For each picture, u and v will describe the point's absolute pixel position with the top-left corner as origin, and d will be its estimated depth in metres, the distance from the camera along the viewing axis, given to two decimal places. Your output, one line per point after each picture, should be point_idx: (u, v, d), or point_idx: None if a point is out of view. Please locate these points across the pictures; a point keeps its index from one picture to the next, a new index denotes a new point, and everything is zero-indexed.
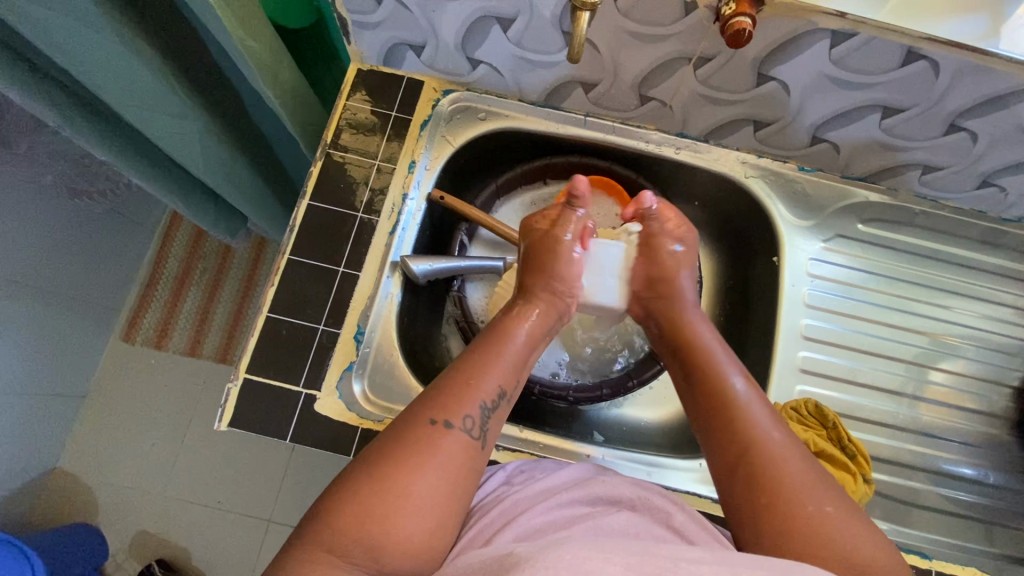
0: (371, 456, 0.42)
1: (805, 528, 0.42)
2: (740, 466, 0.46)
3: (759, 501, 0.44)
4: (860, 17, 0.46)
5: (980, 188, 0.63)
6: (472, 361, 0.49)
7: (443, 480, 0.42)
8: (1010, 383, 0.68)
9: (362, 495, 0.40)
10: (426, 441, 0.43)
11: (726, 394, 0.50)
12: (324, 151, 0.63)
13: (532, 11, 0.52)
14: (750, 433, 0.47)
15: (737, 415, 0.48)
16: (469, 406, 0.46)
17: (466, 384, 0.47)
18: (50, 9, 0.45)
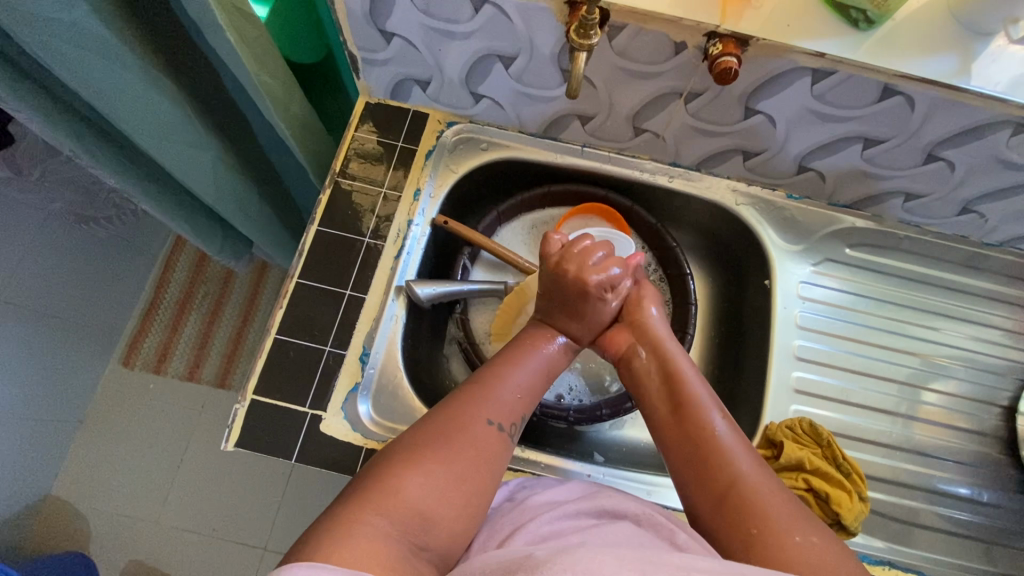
0: (433, 434, 0.44)
1: (793, 560, 0.40)
2: (723, 509, 0.45)
3: (749, 541, 0.42)
4: (838, 56, 0.49)
5: (961, 214, 0.66)
6: (514, 367, 0.53)
7: (489, 477, 0.45)
8: (1000, 403, 0.69)
9: (431, 468, 0.42)
10: (485, 438, 0.46)
11: (708, 432, 0.49)
12: (333, 180, 0.66)
13: (532, 50, 0.55)
14: (731, 470, 0.46)
15: (721, 452, 0.48)
16: (516, 416, 0.49)
17: (514, 392, 0.51)
18: (81, 48, 0.48)
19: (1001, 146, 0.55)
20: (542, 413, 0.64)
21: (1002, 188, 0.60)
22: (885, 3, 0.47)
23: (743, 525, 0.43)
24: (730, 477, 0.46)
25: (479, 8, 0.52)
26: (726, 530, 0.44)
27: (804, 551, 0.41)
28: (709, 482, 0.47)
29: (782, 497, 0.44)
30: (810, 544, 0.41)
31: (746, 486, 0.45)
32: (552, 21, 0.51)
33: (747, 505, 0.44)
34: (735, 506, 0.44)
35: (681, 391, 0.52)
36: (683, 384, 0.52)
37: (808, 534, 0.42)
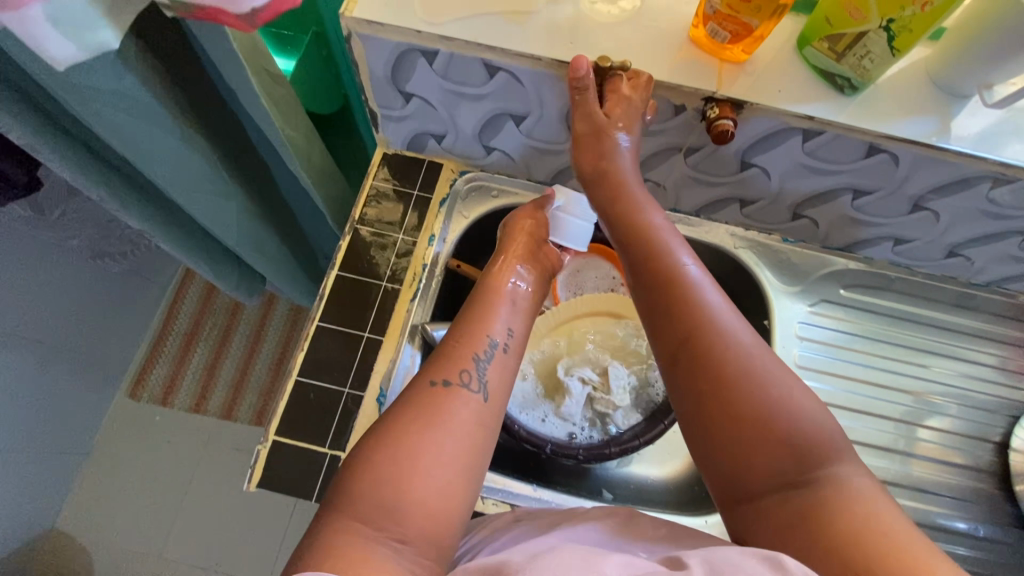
0: (385, 421, 0.46)
1: (747, 408, 0.46)
2: (687, 358, 0.49)
3: (706, 388, 0.48)
4: (825, 119, 0.53)
5: (948, 257, 0.69)
6: (465, 328, 0.56)
7: (454, 435, 0.46)
8: (994, 439, 0.72)
9: (384, 467, 0.43)
10: (432, 398, 0.48)
11: (675, 282, 0.52)
12: (352, 227, 0.69)
13: (542, 110, 0.60)
14: (698, 321, 0.50)
15: (685, 303, 0.51)
16: (465, 362, 0.52)
17: (462, 347, 0.53)
18: (124, 113, 0.52)
19: (982, 198, 0.58)
20: (553, 452, 0.65)
21: (986, 235, 0.64)
22: (867, 72, 0.51)
23: (709, 375, 0.48)
24: (697, 328, 0.50)
25: (492, 74, 0.56)
26: (691, 382, 0.49)
27: (767, 399, 0.46)
28: (674, 335, 0.51)
29: (752, 343, 0.49)
30: (773, 385, 0.47)
31: (712, 338, 0.49)
32: (561, 85, 0.55)
33: (712, 357, 0.48)
34: (700, 358, 0.49)
35: (652, 248, 0.55)
36: (656, 246, 0.55)
37: (773, 378, 0.47)
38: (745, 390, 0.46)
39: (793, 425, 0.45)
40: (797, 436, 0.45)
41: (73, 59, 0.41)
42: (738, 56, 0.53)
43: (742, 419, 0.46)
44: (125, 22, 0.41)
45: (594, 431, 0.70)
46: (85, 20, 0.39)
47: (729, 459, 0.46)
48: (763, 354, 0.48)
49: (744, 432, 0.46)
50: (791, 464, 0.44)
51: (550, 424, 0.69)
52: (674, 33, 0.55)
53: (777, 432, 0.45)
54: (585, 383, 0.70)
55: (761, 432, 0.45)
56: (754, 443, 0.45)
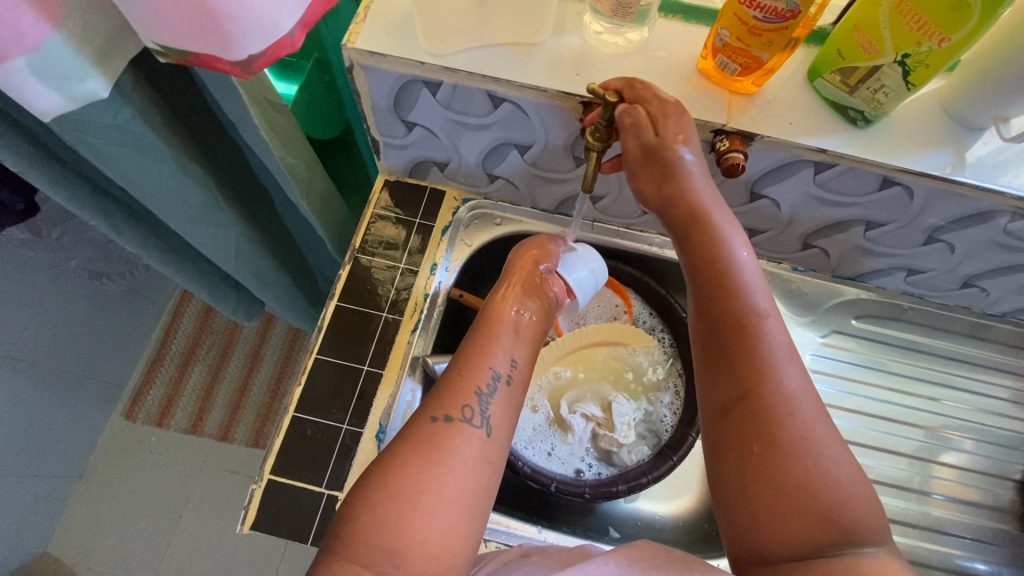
0: (381, 460, 0.43)
1: (796, 479, 0.42)
2: (743, 409, 0.45)
3: (757, 444, 0.44)
4: (838, 152, 0.52)
5: (963, 288, 0.68)
6: (465, 359, 0.50)
7: (456, 477, 0.42)
8: (1013, 476, 0.70)
9: (384, 505, 0.40)
10: (432, 437, 0.44)
11: (747, 327, 0.47)
12: (353, 255, 0.68)
13: (547, 140, 0.58)
14: (761, 376, 0.45)
15: (753, 354, 0.46)
16: (468, 396, 0.47)
17: (464, 379, 0.48)
18: (120, 146, 0.51)
19: (998, 231, 0.57)
20: (558, 490, 0.63)
21: (1002, 267, 0.62)
22: (880, 105, 0.50)
23: (761, 434, 0.44)
24: (760, 384, 0.45)
25: (497, 104, 0.55)
26: (740, 435, 0.45)
27: (818, 477, 0.42)
28: (732, 384, 0.46)
29: (814, 413, 0.44)
30: (829, 462, 0.43)
31: (774, 401, 0.44)
32: (567, 117, 0.55)
33: (771, 417, 0.44)
34: (757, 414, 0.44)
35: (725, 282, 0.49)
36: (729, 280, 0.49)
37: (831, 454, 0.43)
38: (799, 460, 0.42)
39: (837, 508, 0.41)
40: (838, 521, 0.41)
41: (60, 109, 0.40)
42: (747, 87, 0.52)
43: (785, 487, 0.42)
44: (119, 61, 0.40)
45: (602, 467, 0.68)
46: (70, 71, 0.37)
47: (760, 524, 0.42)
48: (821, 428, 0.44)
49: (783, 500, 0.42)
50: (823, 545, 0.41)
51: (556, 458, 0.68)
52: (681, 64, 0.54)
53: (819, 511, 0.41)
54: (588, 419, 0.68)
55: (799, 507, 0.41)
56: (793, 515, 0.41)
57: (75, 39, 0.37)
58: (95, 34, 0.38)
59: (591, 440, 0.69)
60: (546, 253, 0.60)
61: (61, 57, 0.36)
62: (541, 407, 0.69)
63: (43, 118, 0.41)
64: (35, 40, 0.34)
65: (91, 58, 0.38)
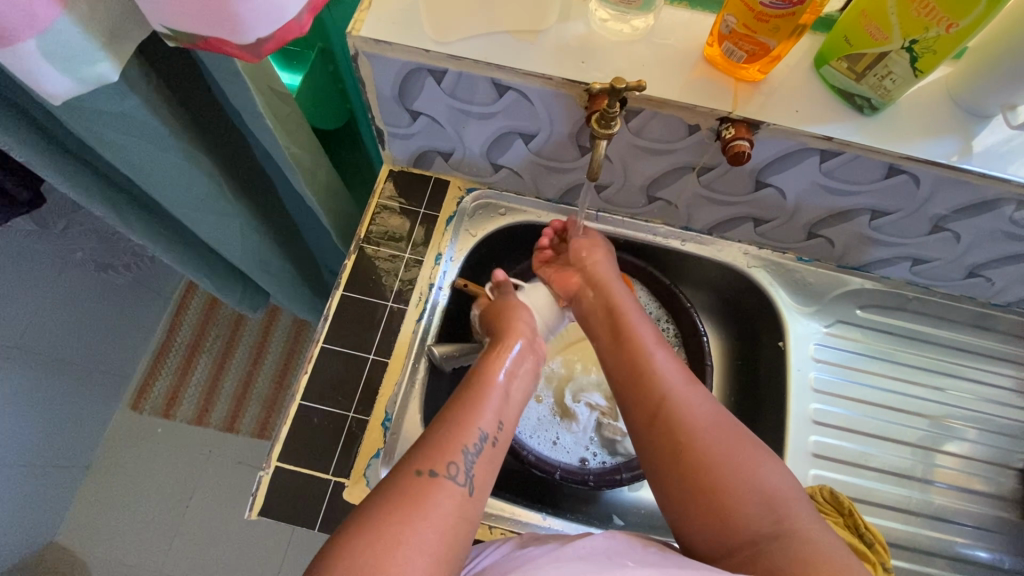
0: (362, 512, 0.42)
1: (716, 463, 0.49)
2: (661, 421, 0.52)
3: (677, 447, 0.51)
4: (845, 140, 0.52)
5: (968, 278, 0.67)
6: (451, 416, 0.50)
7: (436, 533, 0.42)
8: (1015, 465, 0.70)
9: (362, 552, 0.39)
10: (415, 492, 0.43)
11: (645, 354, 0.57)
12: (358, 246, 0.68)
13: (552, 129, 0.58)
14: (668, 394, 0.54)
15: (655, 376, 0.55)
16: (455, 454, 0.47)
17: (451, 436, 0.48)
18: (127, 134, 0.51)
19: (1004, 220, 0.57)
20: (563, 478, 0.63)
21: (1007, 256, 0.62)
22: (888, 92, 0.49)
23: (680, 443, 0.51)
24: (666, 397, 0.54)
25: (502, 92, 0.55)
26: (664, 448, 0.51)
27: (734, 469, 0.48)
28: (646, 406, 0.54)
29: (712, 409, 0.53)
30: (735, 443, 0.50)
31: (679, 414, 0.52)
32: (571, 105, 0.54)
33: (681, 428, 0.51)
34: (670, 421, 0.52)
35: (623, 327, 0.60)
36: (627, 326, 0.60)
37: (736, 438, 0.50)
38: (711, 446, 0.50)
39: (759, 486, 0.47)
40: (765, 489, 0.47)
41: (71, 92, 0.40)
42: (753, 75, 0.52)
43: (710, 486, 0.48)
44: (128, 45, 0.41)
45: (606, 455, 0.69)
46: (82, 54, 0.38)
47: (701, 525, 0.48)
48: (723, 422, 0.52)
49: (712, 497, 0.48)
50: (759, 530, 0.46)
51: (561, 447, 0.68)
52: (687, 52, 0.54)
53: (743, 497, 0.47)
54: (592, 408, 0.70)
55: (726, 486, 0.48)
56: (726, 508, 0.47)
57: (85, 22, 0.37)
58: (105, 17, 0.38)
59: (596, 428, 0.70)
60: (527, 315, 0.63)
61: (73, 40, 0.36)
62: (545, 398, 0.70)
63: (53, 103, 0.41)
64: (46, 21, 0.34)
65: (99, 40, 0.38)
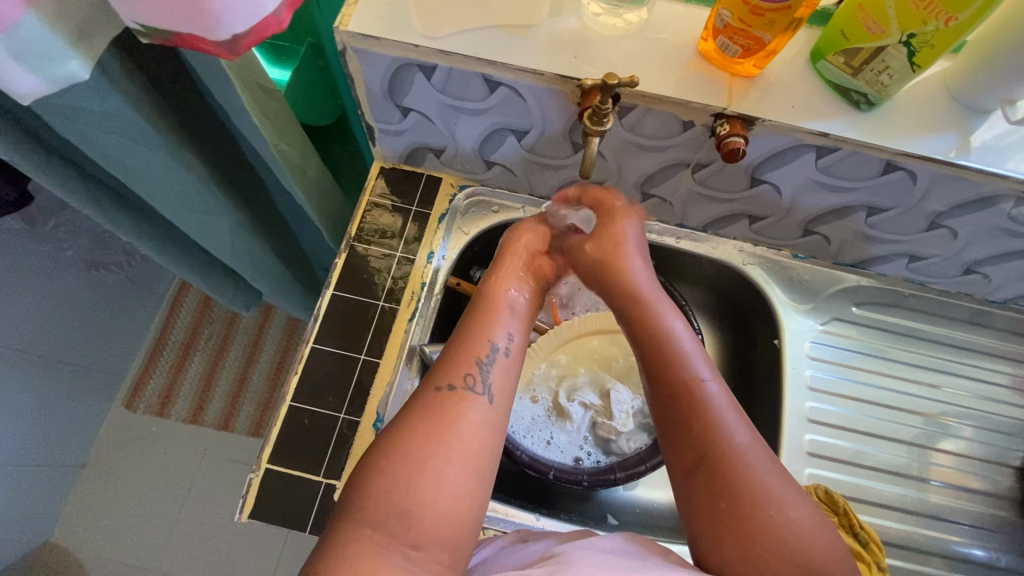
0: (390, 431, 0.43)
1: (764, 527, 0.44)
2: (706, 471, 0.46)
3: (723, 502, 0.45)
4: (841, 136, 0.51)
5: (965, 275, 0.67)
6: (463, 336, 0.50)
7: (462, 441, 0.42)
8: (1011, 463, 0.70)
9: (391, 469, 0.40)
10: (437, 406, 0.44)
11: (697, 395, 0.49)
12: (349, 244, 0.67)
13: (545, 125, 0.57)
14: (720, 444, 0.47)
15: (707, 421, 0.48)
16: (469, 365, 0.47)
17: (465, 350, 0.48)
18: (108, 132, 0.50)
19: (1002, 217, 0.56)
20: (556, 477, 0.63)
21: (1004, 253, 0.61)
22: (885, 87, 0.49)
23: (725, 481, 0.46)
24: (718, 447, 0.47)
25: (493, 88, 0.54)
26: (705, 498, 0.46)
27: (776, 514, 0.44)
28: (691, 451, 0.48)
29: (767, 466, 0.47)
30: (787, 507, 0.45)
31: (729, 451, 0.47)
32: (564, 101, 0.53)
33: (730, 483, 0.46)
34: (719, 475, 0.46)
35: (669, 356, 0.51)
36: (674, 354, 0.51)
37: (788, 502, 0.45)
38: (762, 508, 0.44)
39: (804, 556, 0.43)
40: (809, 557, 0.43)
41: (41, 92, 0.39)
42: (749, 70, 0.51)
43: (748, 527, 0.44)
44: (101, 41, 0.39)
45: (600, 455, 0.69)
46: (50, 53, 0.37)
47: (728, 559, 0.44)
48: (776, 479, 0.46)
49: (748, 538, 0.44)
50: None
51: (556, 447, 0.68)
52: (681, 46, 0.53)
53: (783, 565, 0.43)
54: (587, 407, 0.69)
55: (770, 552, 0.43)
56: (761, 553, 0.43)
57: (53, 17, 0.36)
58: (75, 13, 0.37)
59: (590, 428, 0.69)
60: (529, 238, 0.60)
61: (40, 38, 0.35)
62: (541, 397, 0.69)
63: (24, 104, 0.40)
64: (10, 19, 0.33)
65: (69, 36, 0.37)
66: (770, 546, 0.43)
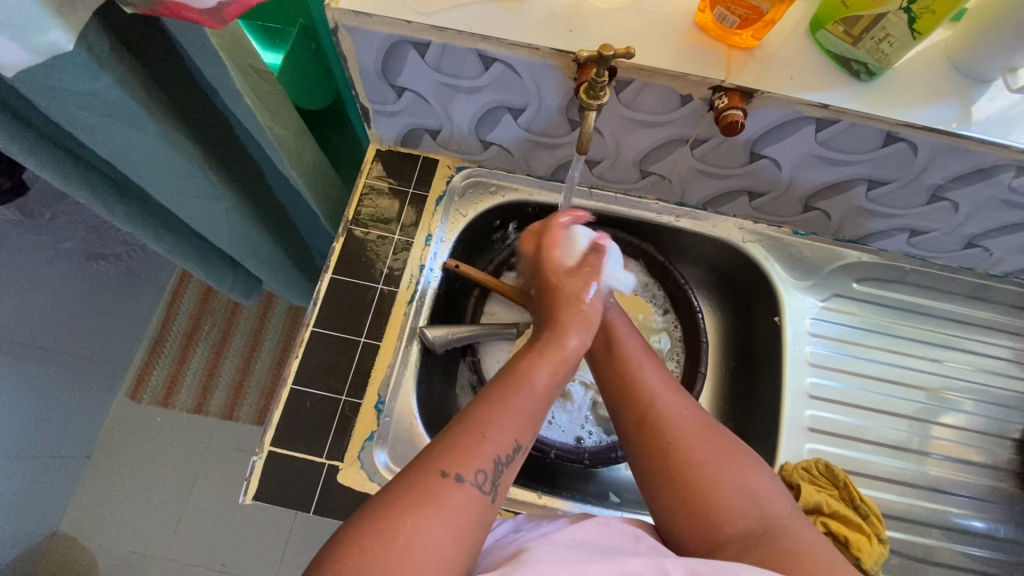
0: (372, 509, 0.38)
1: (706, 469, 0.47)
2: (647, 429, 0.50)
3: (663, 455, 0.49)
4: (841, 107, 0.50)
5: (967, 248, 0.67)
6: (481, 412, 0.44)
7: (449, 536, 0.38)
8: (1012, 435, 0.70)
9: (369, 550, 0.35)
10: (431, 493, 0.38)
11: (635, 366, 0.54)
12: (346, 228, 0.67)
13: (541, 102, 0.57)
14: (656, 403, 0.51)
15: (644, 386, 0.52)
16: (485, 461, 0.41)
17: (483, 439, 0.42)
18: (98, 113, 0.49)
19: (1003, 188, 0.56)
20: (558, 457, 0.64)
21: (1007, 225, 0.61)
22: (885, 56, 0.48)
23: (663, 434, 0.49)
24: (654, 406, 0.51)
25: (488, 64, 0.53)
26: (650, 454, 0.49)
27: (718, 461, 0.48)
28: (635, 413, 0.51)
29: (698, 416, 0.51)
30: (722, 447, 0.48)
31: (666, 408, 0.51)
32: (560, 76, 0.53)
33: (668, 434, 0.49)
34: (658, 428, 0.50)
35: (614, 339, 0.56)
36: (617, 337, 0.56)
37: (724, 446, 0.49)
38: (700, 451, 0.48)
39: (744, 488, 0.46)
40: (752, 489, 0.46)
41: (24, 59, 0.39)
42: (747, 41, 0.51)
43: (688, 470, 0.47)
44: (83, 12, 0.39)
45: (601, 434, 0.69)
46: (27, 21, 0.37)
47: (677, 504, 0.47)
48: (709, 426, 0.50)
49: (694, 498, 0.47)
50: (745, 516, 0.45)
51: (557, 426, 0.69)
52: (678, 19, 0.52)
53: (730, 498, 0.46)
54: (587, 387, 0.70)
55: (717, 491, 0.46)
56: (707, 493, 0.46)
57: None
58: None
59: (591, 407, 0.70)
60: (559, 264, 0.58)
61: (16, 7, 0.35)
62: None
63: (8, 74, 0.40)
64: None
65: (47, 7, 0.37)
66: (713, 485, 0.47)
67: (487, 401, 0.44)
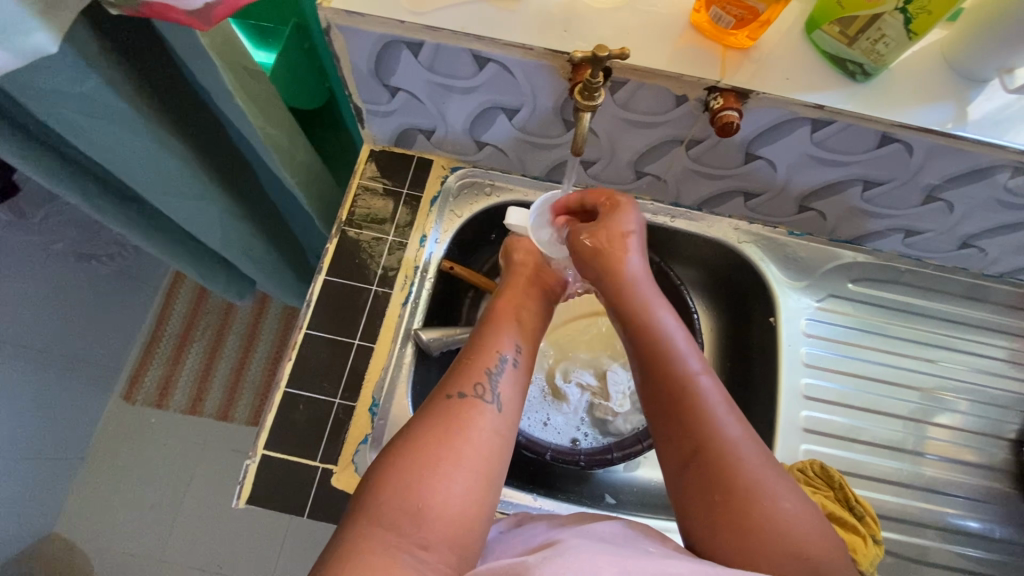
0: (399, 441, 0.44)
1: (759, 519, 0.43)
2: (698, 462, 0.45)
3: (713, 495, 0.44)
4: (836, 108, 0.50)
5: (962, 248, 0.67)
6: (474, 346, 0.51)
7: (471, 444, 0.43)
8: (1007, 435, 0.70)
9: (405, 468, 0.41)
10: (449, 412, 0.45)
11: (688, 390, 0.48)
12: (339, 229, 0.66)
13: (535, 102, 0.56)
14: (710, 436, 0.46)
15: (697, 414, 0.47)
16: (478, 376, 0.48)
17: (474, 361, 0.49)
18: (86, 114, 0.49)
19: (998, 189, 0.55)
20: (553, 458, 0.62)
21: (1002, 225, 0.61)
22: (881, 57, 0.48)
23: (716, 470, 0.45)
24: (709, 439, 0.45)
25: (482, 64, 0.53)
26: (697, 490, 0.45)
27: (774, 514, 0.43)
28: (686, 441, 0.46)
29: (759, 457, 0.45)
30: (780, 498, 0.43)
31: (722, 443, 0.45)
32: (555, 76, 0.52)
33: (722, 472, 0.44)
34: (710, 464, 0.45)
35: (662, 355, 0.50)
36: (666, 352, 0.50)
37: (780, 498, 0.43)
38: (755, 500, 0.43)
39: (799, 548, 0.42)
40: (806, 549, 0.42)
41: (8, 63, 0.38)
42: (742, 42, 0.50)
43: (740, 518, 0.43)
44: (68, 13, 0.38)
45: (597, 435, 0.69)
46: (11, 24, 0.36)
47: (720, 548, 0.43)
48: (769, 471, 0.45)
49: (741, 548, 0.42)
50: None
51: (552, 428, 0.68)
52: (673, 19, 0.52)
53: (780, 556, 0.41)
54: (583, 389, 0.69)
55: (769, 545, 0.42)
56: (757, 547, 0.42)
57: None
58: None
59: (587, 409, 0.70)
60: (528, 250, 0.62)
61: None
62: (537, 379, 0.70)
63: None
64: None
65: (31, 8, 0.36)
66: (764, 540, 0.42)
67: (471, 346, 0.52)
